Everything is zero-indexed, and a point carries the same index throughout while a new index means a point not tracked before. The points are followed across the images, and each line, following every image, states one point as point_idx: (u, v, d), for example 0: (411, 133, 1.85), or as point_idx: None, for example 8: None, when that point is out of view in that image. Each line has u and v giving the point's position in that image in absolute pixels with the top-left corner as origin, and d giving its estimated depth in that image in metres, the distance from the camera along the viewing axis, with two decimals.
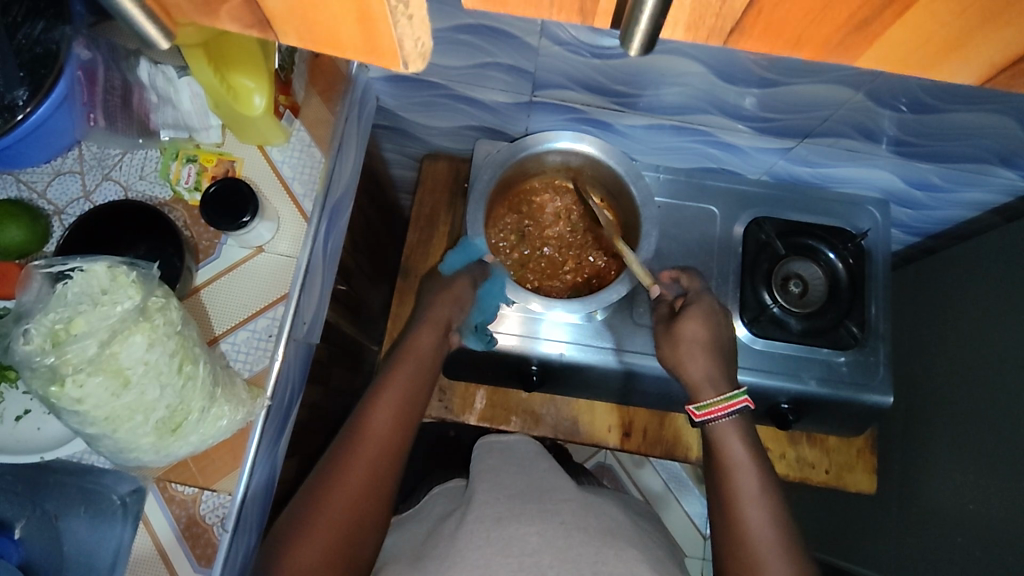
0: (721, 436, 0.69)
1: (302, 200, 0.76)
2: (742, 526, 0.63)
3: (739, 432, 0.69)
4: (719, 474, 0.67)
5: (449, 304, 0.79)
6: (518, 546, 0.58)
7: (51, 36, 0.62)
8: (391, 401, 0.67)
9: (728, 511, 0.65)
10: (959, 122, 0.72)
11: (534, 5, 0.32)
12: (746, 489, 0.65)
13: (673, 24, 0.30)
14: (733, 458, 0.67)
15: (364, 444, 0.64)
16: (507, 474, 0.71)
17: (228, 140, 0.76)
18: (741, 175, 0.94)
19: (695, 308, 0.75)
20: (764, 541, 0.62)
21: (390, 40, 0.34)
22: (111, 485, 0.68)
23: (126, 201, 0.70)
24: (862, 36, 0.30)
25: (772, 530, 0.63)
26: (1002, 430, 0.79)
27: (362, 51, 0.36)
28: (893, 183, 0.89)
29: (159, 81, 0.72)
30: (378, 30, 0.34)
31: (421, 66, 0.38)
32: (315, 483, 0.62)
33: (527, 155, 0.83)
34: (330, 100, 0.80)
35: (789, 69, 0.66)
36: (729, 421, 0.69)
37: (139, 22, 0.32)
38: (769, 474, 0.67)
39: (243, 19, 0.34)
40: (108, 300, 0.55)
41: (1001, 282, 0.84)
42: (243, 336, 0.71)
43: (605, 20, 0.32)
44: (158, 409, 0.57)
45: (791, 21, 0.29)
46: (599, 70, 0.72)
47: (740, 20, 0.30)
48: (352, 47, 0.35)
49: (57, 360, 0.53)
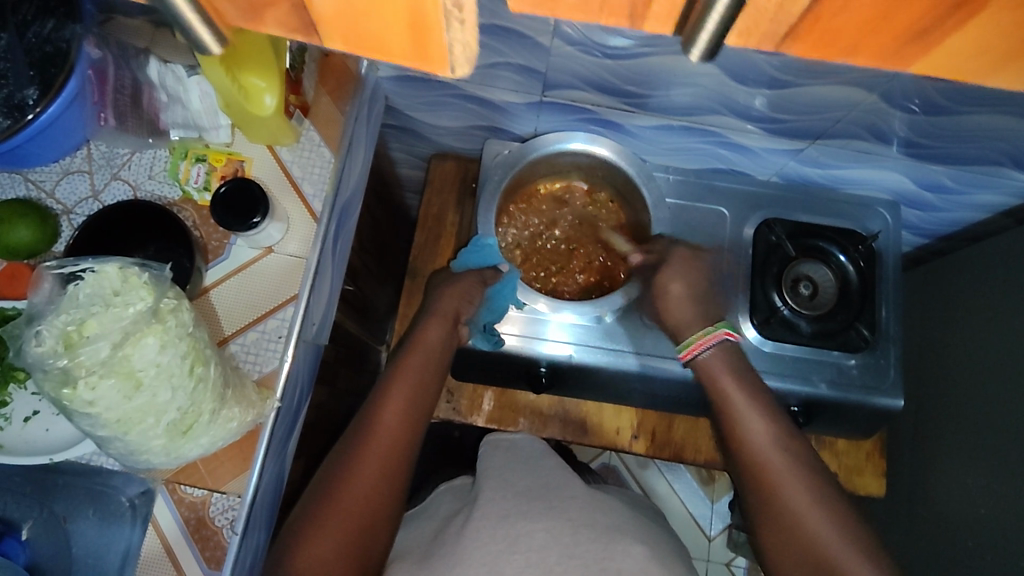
0: (710, 370, 0.73)
1: (312, 200, 0.76)
2: (752, 456, 0.66)
3: (724, 363, 0.72)
4: (720, 409, 0.70)
5: (456, 296, 0.78)
6: (524, 543, 0.58)
7: (61, 35, 0.63)
8: (400, 393, 0.67)
9: (736, 442, 0.68)
10: (972, 123, 0.72)
11: (583, 11, 0.31)
12: (751, 416, 0.68)
13: (734, 34, 0.30)
14: (729, 390, 0.70)
15: (376, 433, 0.64)
16: (515, 471, 0.70)
17: (238, 140, 0.76)
18: (751, 176, 0.94)
19: (671, 264, 0.78)
20: (774, 464, 0.65)
21: (440, 46, 0.34)
22: (120, 487, 0.69)
23: (133, 201, 0.69)
24: (920, 45, 0.30)
25: (780, 451, 0.65)
26: (1012, 430, 0.79)
27: (410, 58, 0.36)
28: (903, 184, 0.88)
29: (169, 80, 0.71)
30: (429, 35, 0.33)
31: (468, 71, 0.38)
32: (328, 475, 0.62)
33: (537, 156, 0.82)
34: (340, 99, 0.79)
35: (802, 70, 0.65)
36: (711, 355, 0.73)
37: (194, 27, 0.32)
38: (766, 398, 0.70)
39: (288, 24, 0.33)
40: (119, 301, 0.55)
41: (1013, 280, 0.84)
42: (253, 337, 0.71)
43: (655, 25, 0.32)
44: (170, 411, 0.57)
45: (847, 30, 0.29)
46: (610, 70, 0.72)
47: (795, 25, 0.29)
48: (398, 53, 0.35)
49: (70, 362, 0.52)
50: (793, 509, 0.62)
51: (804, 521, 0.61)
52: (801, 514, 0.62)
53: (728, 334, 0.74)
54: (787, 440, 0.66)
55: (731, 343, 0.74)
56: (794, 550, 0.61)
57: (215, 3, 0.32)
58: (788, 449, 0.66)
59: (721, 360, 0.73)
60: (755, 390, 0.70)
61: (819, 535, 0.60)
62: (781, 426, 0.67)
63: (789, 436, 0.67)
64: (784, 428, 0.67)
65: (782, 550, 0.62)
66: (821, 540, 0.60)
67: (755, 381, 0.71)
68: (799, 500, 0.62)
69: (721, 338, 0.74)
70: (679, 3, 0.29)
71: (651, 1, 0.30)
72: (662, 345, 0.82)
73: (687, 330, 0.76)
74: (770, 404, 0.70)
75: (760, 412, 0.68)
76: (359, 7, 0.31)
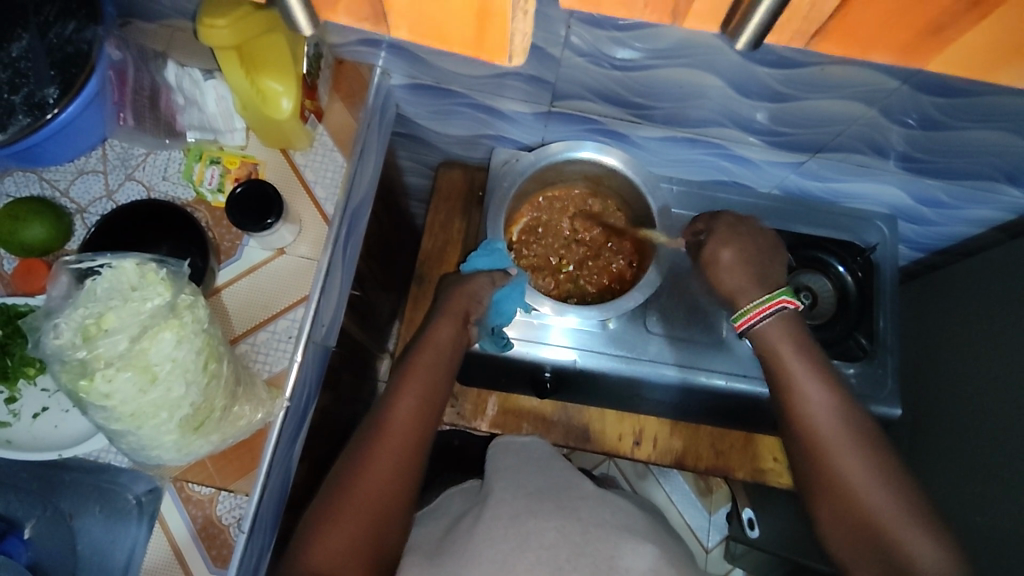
0: (771, 339, 0.72)
1: (324, 203, 0.77)
2: (814, 428, 0.67)
3: (785, 331, 0.72)
4: (780, 378, 0.70)
5: (467, 295, 0.78)
6: (535, 540, 0.59)
7: (82, 36, 0.65)
8: (413, 393, 0.68)
9: (797, 412, 0.69)
10: (969, 139, 0.74)
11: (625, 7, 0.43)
12: (814, 391, 0.68)
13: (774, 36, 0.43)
14: (791, 362, 0.70)
15: (387, 431, 0.65)
16: (527, 473, 0.71)
17: (252, 143, 0.77)
18: (752, 188, 0.96)
19: (714, 235, 0.78)
20: (835, 438, 0.66)
21: (497, 40, 0.50)
22: (127, 484, 0.69)
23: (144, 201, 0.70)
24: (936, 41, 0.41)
25: (841, 426, 0.67)
26: (1003, 439, 0.80)
27: (466, 44, 0.51)
28: (900, 198, 0.90)
29: (185, 83, 0.74)
30: (489, 24, 0.47)
31: (519, 56, 0.56)
32: (343, 468, 0.63)
33: (548, 164, 0.84)
34: (353, 105, 0.80)
35: (805, 83, 0.68)
36: (770, 323, 0.72)
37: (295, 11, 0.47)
38: (825, 367, 0.70)
39: (356, 15, 0.48)
40: (138, 297, 0.55)
41: (1009, 290, 0.86)
42: (263, 337, 0.72)
43: (700, 20, 0.44)
44: (183, 407, 0.57)
45: (862, 30, 0.41)
46: (618, 82, 0.74)
47: (825, 27, 0.41)
48: (455, 40, 0.50)
49: (88, 354, 0.53)
50: (851, 483, 0.64)
51: (863, 496, 0.63)
52: (860, 489, 0.64)
53: (786, 302, 0.72)
54: (848, 413, 0.67)
55: (790, 312, 0.72)
56: (851, 522, 0.63)
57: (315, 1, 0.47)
58: (849, 421, 0.67)
59: (785, 329, 0.72)
60: (816, 360, 0.70)
61: (874, 507, 0.63)
62: (840, 398, 0.68)
63: (849, 407, 0.68)
64: (845, 399, 0.68)
65: (842, 521, 0.64)
66: (876, 513, 0.62)
67: (816, 352, 0.71)
68: (858, 475, 0.64)
69: (779, 306, 0.72)
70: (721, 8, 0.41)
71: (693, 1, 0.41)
72: (666, 352, 0.83)
73: (740, 295, 0.75)
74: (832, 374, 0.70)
75: (817, 379, 0.69)
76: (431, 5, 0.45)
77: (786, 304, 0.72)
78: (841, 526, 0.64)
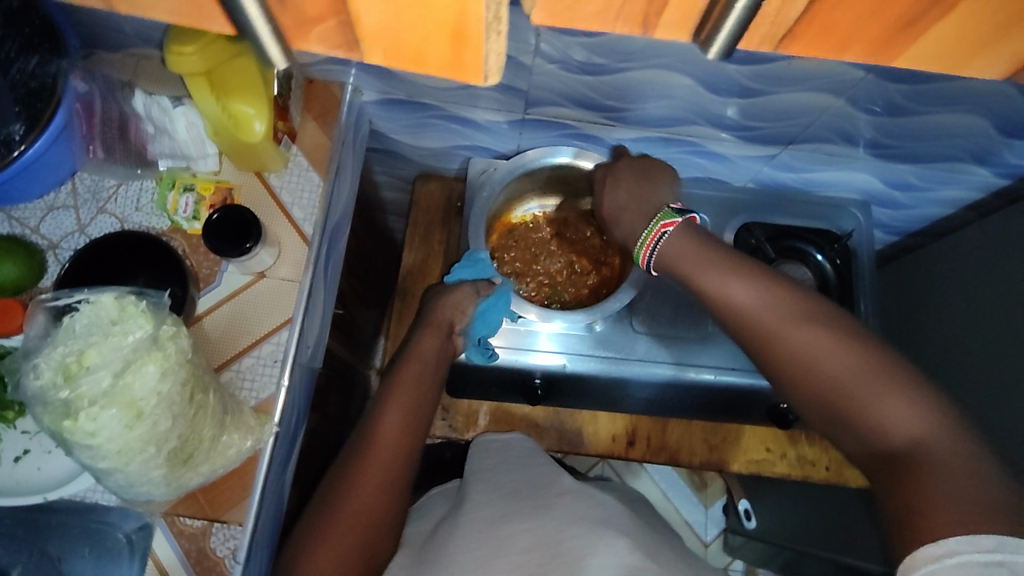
0: (670, 255, 0.67)
1: (302, 224, 0.76)
2: (749, 327, 0.61)
3: (681, 242, 0.67)
4: (700, 293, 0.65)
5: (450, 306, 0.78)
6: (509, 545, 0.59)
7: (46, 70, 0.64)
8: (398, 406, 0.68)
9: (731, 318, 0.63)
10: (933, 123, 0.76)
11: (597, 20, 0.42)
12: (732, 292, 0.62)
13: (744, 39, 0.43)
14: (694, 269, 0.65)
15: (376, 445, 0.64)
16: (504, 474, 0.73)
17: (226, 168, 0.76)
18: (727, 182, 0.97)
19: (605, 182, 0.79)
20: (766, 323, 0.60)
21: (474, 58, 0.45)
22: (117, 522, 0.66)
23: (108, 235, 0.69)
24: (909, 34, 0.41)
25: (766, 309, 0.60)
26: (990, 414, 0.82)
27: (447, 69, 0.47)
28: (872, 184, 0.92)
29: (154, 112, 0.72)
30: (465, 52, 0.45)
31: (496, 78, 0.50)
32: (329, 489, 0.63)
33: (525, 171, 0.85)
34: (326, 123, 0.80)
35: (773, 78, 0.69)
36: (664, 243, 0.68)
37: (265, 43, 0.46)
38: (731, 256, 0.64)
39: (329, 40, 0.46)
40: (118, 330, 0.54)
41: (994, 264, 0.86)
42: (248, 363, 0.71)
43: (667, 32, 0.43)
44: (171, 439, 0.57)
45: (841, 26, 0.41)
46: (590, 86, 0.74)
47: (792, 29, 0.41)
48: (433, 65, 0.46)
49: (71, 395, 0.52)
50: (801, 359, 0.58)
51: (818, 370, 0.57)
52: (812, 364, 0.57)
53: (665, 225, 0.69)
54: (778, 299, 0.60)
55: (679, 226, 0.68)
56: (816, 398, 0.58)
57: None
58: (781, 304, 0.60)
59: (686, 241, 0.67)
60: (721, 253, 0.64)
61: (839, 384, 0.56)
62: (760, 280, 0.62)
63: (776, 292, 0.61)
64: (763, 280, 0.62)
65: (808, 400, 0.58)
66: (836, 382, 0.56)
67: (720, 248, 0.65)
68: (804, 350, 0.58)
69: (661, 234, 0.69)
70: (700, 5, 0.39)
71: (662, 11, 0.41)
72: (653, 351, 0.84)
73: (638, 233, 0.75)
74: (750, 265, 0.63)
75: (727, 273, 0.63)
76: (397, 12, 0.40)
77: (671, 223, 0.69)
78: (810, 404, 0.58)
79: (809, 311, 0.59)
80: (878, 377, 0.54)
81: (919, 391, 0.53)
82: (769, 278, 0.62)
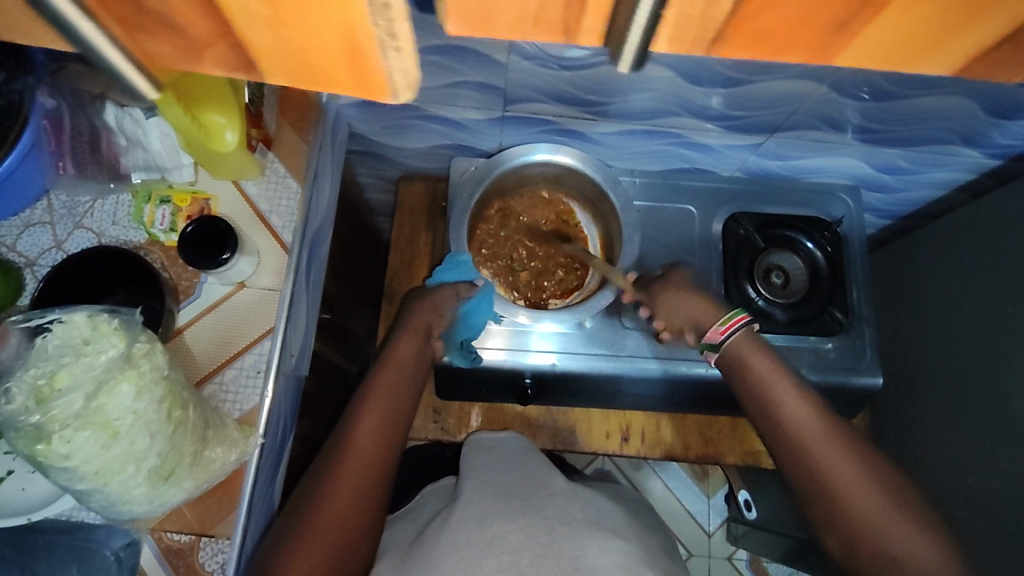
0: (737, 352, 0.68)
1: (281, 232, 0.75)
2: (794, 437, 0.62)
3: (751, 344, 0.68)
4: (751, 392, 0.66)
5: (429, 309, 0.77)
6: (498, 545, 0.58)
7: (12, 87, 0.61)
8: (374, 412, 0.67)
9: (774, 425, 0.64)
10: (919, 106, 0.74)
11: (515, 28, 0.28)
12: (792, 404, 0.63)
13: (667, 41, 0.27)
14: (758, 369, 0.66)
15: (353, 450, 0.64)
16: (496, 471, 0.72)
17: (202, 178, 0.76)
18: (714, 172, 0.96)
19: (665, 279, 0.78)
20: (821, 446, 0.61)
21: (379, 73, 0.29)
22: (104, 540, 0.64)
23: (75, 254, 0.67)
24: (845, 37, 0.27)
25: (825, 432, 0.61)
26: (987, 398, 0.80)
27: (350, 87, 0.31)
28: (861, 169, 0.91)
29: (126, 124, 0.70)
30: (367, 64, 0.29)
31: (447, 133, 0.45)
32: (301, 497, 0.62)
33: (506, 169, 0.84)
34: (302, 129, 0.79)
35: (754, 67, 0.67)
36: (739, 337, 0.68)
37: (124, 70, 0.30)
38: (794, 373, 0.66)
39: (226, 63, 0.30)
40: (90, 350, 0.54)
41: (988, 244, 0.85)
42: (231, 374, 0.70)
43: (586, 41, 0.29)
44: (150, 458, 0.56)
45: (772, 31, 0.27)
46: (568, 82, 0.73)
47: (721, 30, 0.27)
48: (341, 85, 0.31)
49: (43, 418, 0.50)
50: (851, 494, 0.58)
51: (864, 507, 0.58)
52: (858, 499, 0.58)
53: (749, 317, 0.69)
54: (833, 423, 0.62)
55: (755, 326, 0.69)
56: (854, 536, 0.58)
57: (149, 49, 0.29)
58: (829, 427, 0.62)
59: (750, 346, 0.68)
60: (785, 367, 0.66)
61: (881, 521, 0.57)
62: (816, 405, 0.63)
63: (833, 416, 0.63)
64: (820, 404, 0.63)
65: (843, 536, 0.58)
66: (880, 524, 0.57)
67: (785, 363, 0.67)
68: (854, 483, 0.59)
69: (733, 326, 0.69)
70: (605, 9, 0.26)
71: (580, 13, 0.27)
72: (643, 346, 0.83)
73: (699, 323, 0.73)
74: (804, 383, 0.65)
75: (792, 386, 0.64)
76: (295, 41, 0.27)
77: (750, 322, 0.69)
78: (843, 539, 0.59)
79: (860, 440, 0.61)
80: (920, 528, 0.57)
81: (951, 550, 0.56)
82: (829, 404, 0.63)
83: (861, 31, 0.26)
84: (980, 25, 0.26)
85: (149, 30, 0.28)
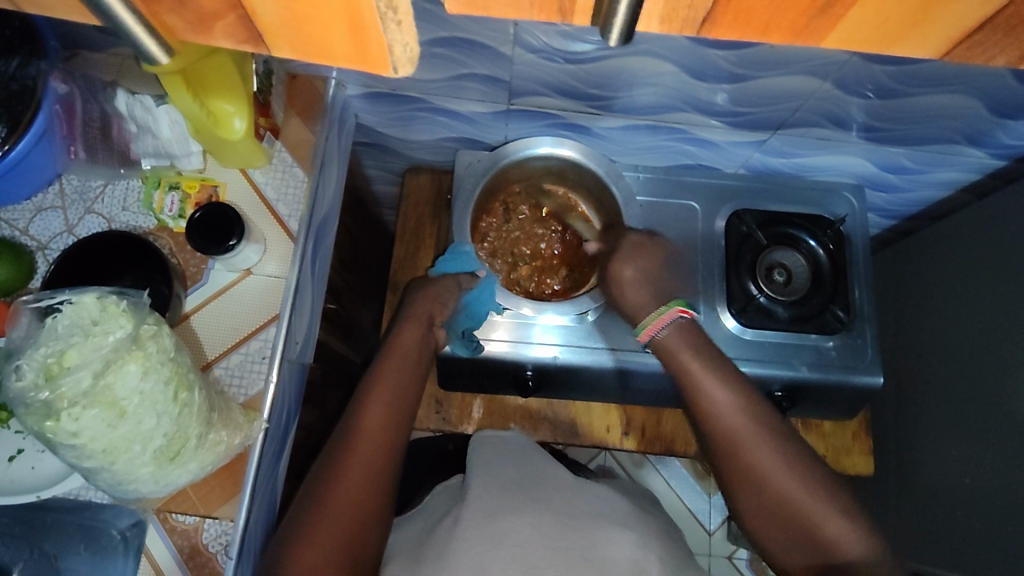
0: (670, 348, 0.71)
1: (287, 220, 0.76)
2: (721, 427, 0.66)
3: (682, 339, 0.71)
4: (684, 385, 0.69)
5: (429, 299, 0.78)
6: (510, 538, 0.59)
7: (26, 72, 0.64)
8: (379, 400, 0.68)
9: (703, 413, 0.67)
10: (923, 105, 0.74)
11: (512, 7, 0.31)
12: (719, 395, 0.67)
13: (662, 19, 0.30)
14: (689, 365, 0.69)
15: (359, 438, 0.65)
16: (501, 465, 0.72)
17: (210, 166, 0.76)
18: (718, 169, 0.96)
19: (620, 253, 0.79)
20: (746, 434, 0.64)
21: (380, 44, 0.33)
22: (110, 519, 0.67)
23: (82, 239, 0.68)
24: (829, 17, 0.30)
25: (749, 421, 0.65)
26: (988, 397, 0.81)
27: (352, 59, 0.35)
28: (865, 168, 0.91)
29: (137, 111, 0.72)
30: (368, 37, 0.33)
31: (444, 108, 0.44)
32: (311, 485, 0.63)
33: (509, 162, 0.85)
34: (309, 119, 0.80)
35: (757, 62, 0.68)
36: (669, 333, 0.71)
37: (146, 40, 0.32)
38: (724, 365, 0.69)
39: (235, 35, 0.33)
40: (99, 330, 0.54)
41: (992, 244, 0.85)
42: (236, 360, 0.71)
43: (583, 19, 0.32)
44: (156, 438, 0.57)
45: (758, 10, 0.30)
46: (573, 76, 0.74)
47: (711, 9, 0.30)
48: (344, 56, 0.35)
49: (51, 395, 0.52)
50: (770, 476, 0.63)
51: (784, 488, 0.62)
52: (778, 480, 0.62)
53: (681, 311, 0.72)
54: (755, 408, 0.66)
55: (687, 320, 0.72)
56: (771, 512, 0.63)
57: (163, 19, 0.32)
58: (754, 417, 0.65)
59: (682, 339, 0.71)
60: (716, 360, 0.69)
61: (794, 496, 0.62)
62: (742, 395, 0.67)
63: (756, 404, 0.66)
64: (747, 394, 0.67)
65: (760, 513, 0.63)
66: (797, 502, 0.62)
67: (716, 356, 0.70)
68: (773, 467, 0.63)
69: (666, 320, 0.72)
70: None
71: None
72: None
73: (642, 312, 0.76)
74: (732, 372, 0.69)
75: (720, 380, 0.67)
76: (301, 13, 0.31)
77: (682, 314, 0.72)
78: (761, 515, 0.63)
79: (780, 425, 0.65)
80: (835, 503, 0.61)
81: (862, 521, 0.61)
82: (754, 393, 0.67)
83: (847, 10, 0.29)
84: (952, 6, 0.29)
85: (166, 5, 0.31)
